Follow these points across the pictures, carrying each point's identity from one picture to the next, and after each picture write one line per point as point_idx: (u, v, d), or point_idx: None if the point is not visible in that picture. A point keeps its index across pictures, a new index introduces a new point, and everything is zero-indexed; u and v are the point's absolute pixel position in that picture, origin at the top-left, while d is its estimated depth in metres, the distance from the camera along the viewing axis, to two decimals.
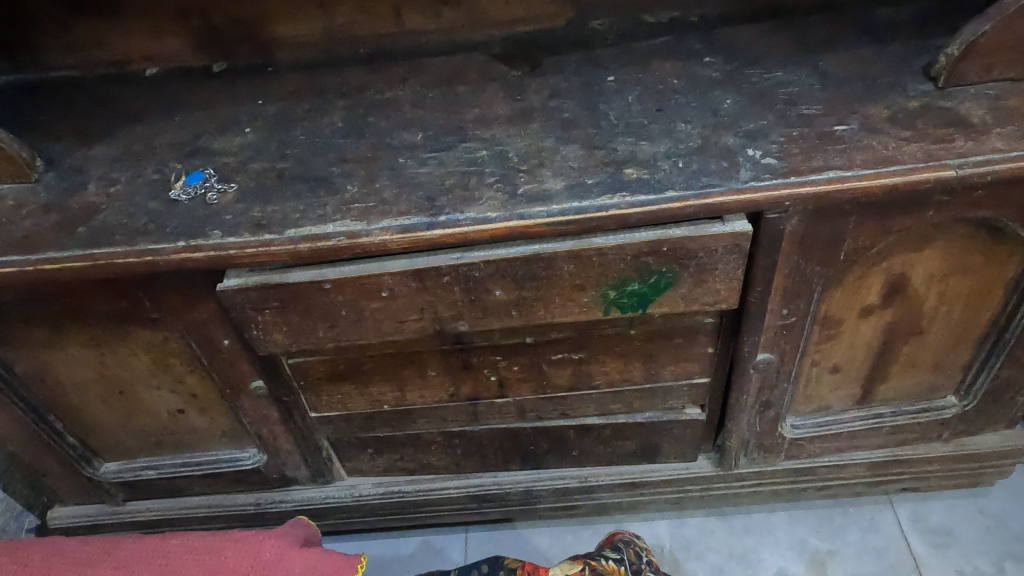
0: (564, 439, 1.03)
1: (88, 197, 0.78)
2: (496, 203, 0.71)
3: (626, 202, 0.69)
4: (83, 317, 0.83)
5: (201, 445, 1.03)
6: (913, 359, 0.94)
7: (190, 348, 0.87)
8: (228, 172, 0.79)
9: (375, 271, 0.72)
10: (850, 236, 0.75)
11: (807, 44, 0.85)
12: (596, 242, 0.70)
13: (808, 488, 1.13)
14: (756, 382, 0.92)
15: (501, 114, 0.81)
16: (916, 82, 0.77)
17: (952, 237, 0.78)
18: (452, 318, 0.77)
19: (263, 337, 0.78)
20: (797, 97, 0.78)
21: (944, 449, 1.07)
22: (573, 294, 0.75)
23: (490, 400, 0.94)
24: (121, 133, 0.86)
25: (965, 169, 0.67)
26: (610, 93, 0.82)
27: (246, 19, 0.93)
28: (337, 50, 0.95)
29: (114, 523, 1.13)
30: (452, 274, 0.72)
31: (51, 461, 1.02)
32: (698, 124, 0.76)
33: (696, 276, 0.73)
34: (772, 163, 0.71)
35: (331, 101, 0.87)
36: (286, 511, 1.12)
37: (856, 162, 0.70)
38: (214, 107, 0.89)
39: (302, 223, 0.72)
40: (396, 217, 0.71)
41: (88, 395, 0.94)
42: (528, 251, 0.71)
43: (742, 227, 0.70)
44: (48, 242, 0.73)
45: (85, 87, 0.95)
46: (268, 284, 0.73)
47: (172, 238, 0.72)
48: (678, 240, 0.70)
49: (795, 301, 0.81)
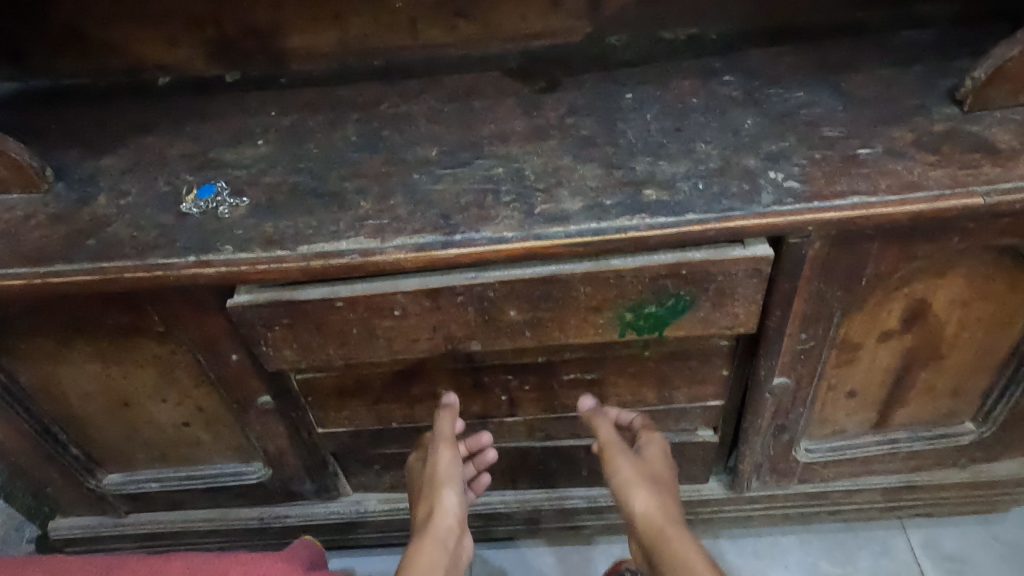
0: (574, 458, 1.01)
1: (98, 209, 0.77)
2: (512, 222, 0.70)
3: (645, 224, 0.68)
4: (90, 329, 0.82)
5: (205, 458, 1.01)
6: (931, 384, 0.92)
7: (197, 361, 0.85)
8: (239, 185, 0.78)
9: (388, 290, 0.70)
10: (873, 262, 0.73)
11: (828, 64, 0.83)
12: (614, 264, 0.69)
13: (820, 512, 1.11)
14: (771, 407, 0.90)
15: (517, 130, 0.80)
16: (941, 105, 0.76)
17: (975, 264, 0.76)
18: (465, 338, 0.76)
19: (272, 354, 0.77)
20: (819, 119, 0.76)
21: (960, 476, 1.05)
22: (588, 315, 0.73)
23: (500, 418, 0.93)
24: (132, 143, 0.85)
25: (993, 196, 0.66)
26: (628, 110, 0.81)
27: (261, 30, 0.92)
28: (352, 62, 0.94)
29: (116, 535, 1.12)
30: (466, 294, 0.71)
31: (53, 472, 1.01)
32: (719, 145, 0.75)
33: (715, 299, 0.72)
34: (795, 187, 0.69)
35: (345, 114, 0.86)
36: (289, 527, 1.11)
37: (880, 187, 0.68)
38: (227, 118, 0.88)
39: (314, 239, 0.71)
40: (410, 235, 0.70)
41: (94, 407, 0.93)
42: (544, 272, 0.69)
43: (763, 252, 0.68)
44: (56, 255, 0.72)
45: (96, 95, 0.94)
46: (278, 301, 0.71)
47: (183, 253, 0.71)
48: (699, 263, 0.68)
49: (814, 325, 0.79)
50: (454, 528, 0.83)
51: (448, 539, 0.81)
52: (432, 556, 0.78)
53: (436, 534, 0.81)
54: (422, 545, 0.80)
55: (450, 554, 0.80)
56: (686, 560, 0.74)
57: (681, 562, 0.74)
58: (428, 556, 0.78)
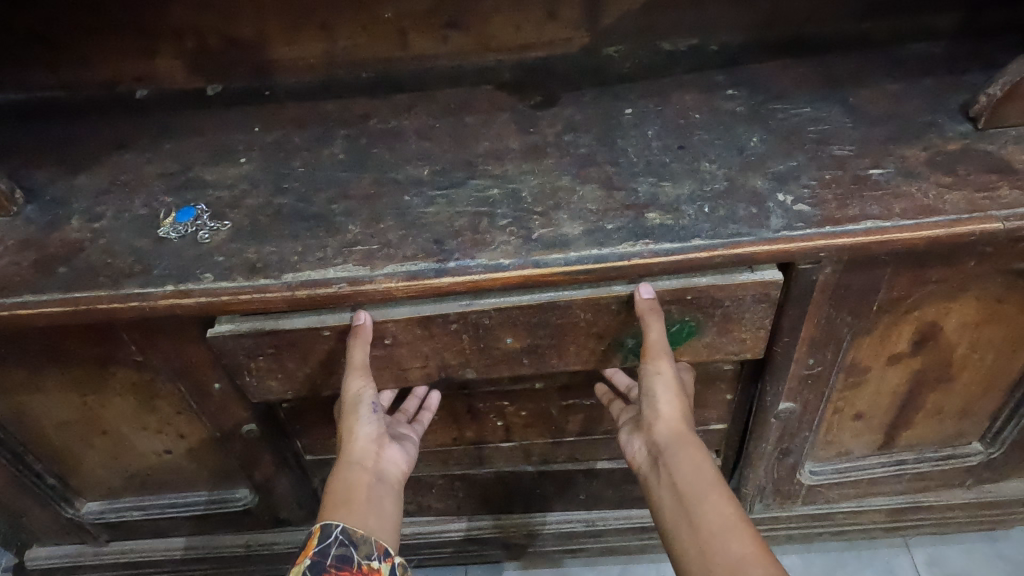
0: (572, 482, 0.98)
1: (70, 233, 0.73)
2: (509, 248, 0.66)
3: (649, 251, 0.64)
4: (63, 357, 0.77)
5: (188, 485, 0.97)
6: (940, 406, 0.89)
7: (178, 389, 0.81)
8: (221, 208, 0.74)
9: (378, 318, 0.67)
10: (884, 286, 0.70)
11: (835, 77, 0.81)
12: (616, 290, 0.66)
13: (823, 533, 1.08)
14: (776, 431, 0.87)
15: (512, 148, 0.77)
16: (954, 122, 0.73)
17: (989, 287, 0.74)
18: (458, 366, 0.72)
19: (257, 385, 0.73)
20: (828, 136, 0.73)
21: (966, 496, 1.02)
22: (589, 342, 0.70)
23: (495, 443, 0.90)
24: (108, 161, 0.81)
25: (1012, 221, 0.63)
26: (628, 127, 0.78)
27: (244, 41, 0.88)
28: (339, 74, 0.91)
29: (95, 565, 1.07)
30: (460, 322, 0.67)
31: (28, 502, 0.96)
32: (724, 164, 0.72)
33: (721, 325, 0.69)
34: (805, 211, 0.66)
35: (332, 130, 0.83)
36: (278, 554, 1.07)
37: (894, 211, 0.65)
38: (208, 134, 0.84)
39: (300, 267, 0.67)
40: (401, 262, 0.66)
41: (70, 436, 0.89)
42: (543, 299, 0.66)
43: (772, 277, 0.65)
44: (24, 284, 0.68)
45: (70, 109, 0.89)
46: (262, 332, 0.67)
47: (160, 282, 0.67)
48: (704, 289, 0.65)
49: (822, 351, 0.76)
50: (372, 446, 0.69)
51: (366, 459, 0.69)
52: (350, 483, 0.66)
53: (348, 457, 0.68)
54: (339, 471, 0.67)
55: (373, 474, 0.68)
56: (701, 470, 0.63)
57: (695, 470, 0.63)
58: (345, 484, 0.66)
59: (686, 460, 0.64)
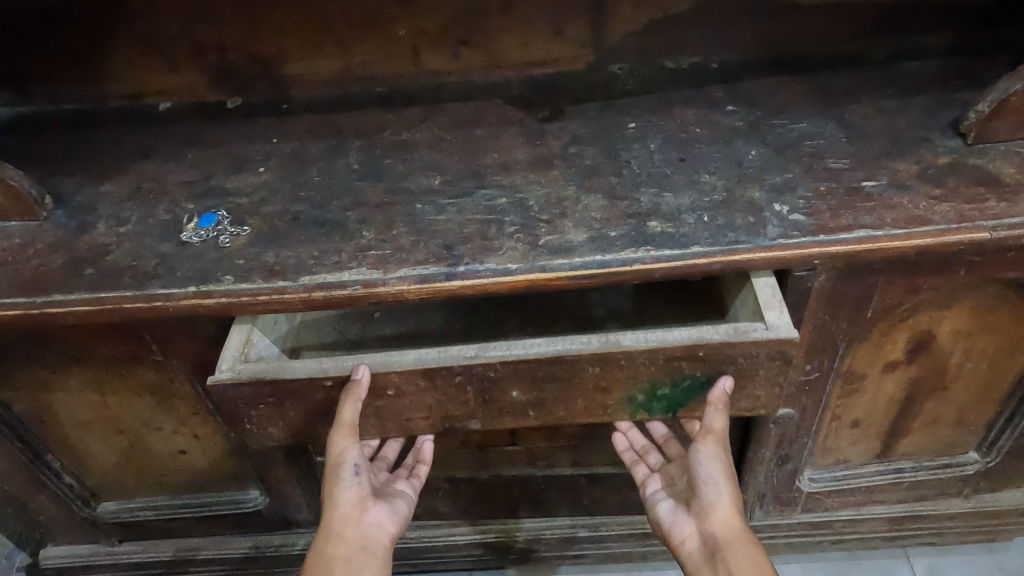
0: (576, 487, 1.00)
1: (97, 237, 0.76)
2: (516, 254, 0.69)
3: (650, 257, 0.67)
4: (87, 357, 0.80)
5: (202, 487, 1.00)
6: (936, 415, 0.91)
7: (196, 390, 0.84)
8: (240, 215, 0.77)
9: (383, 368, 0.69)
10: (878, 294, 0.73)
11: (831, 95, 0.84)
12: (624, 344, 0.67)
13: (823, 542, 1.10)
14: (775, 437, 0.90)
15: (520, 159, 0.80)
16: (945, 137, 0.76)
17: (979, 297, 0.76)
18: (463, 417, 0.73)
19: (257, 432, 0.74)
20: (823, 150, 0.76)
21: (964, 505, 1.04)
22: (596, 395, 0.71)
23: (501, 446, 0.93)
24: (132, 169, 0.85)
25: (999, 231, 0.65)
26: (632, 140, 0.81)
27: (264, 56, 0.92)
28: (355, 88, 0.94)
29: (108, 564, 1.09)
30: (464, 374, 0.69)
31: (46, 501, 0.99)
32: (723, 176, 0.75)
33: (734, 382, 0.70)
34: (800, 220, 0.69)
35: (347, 141, 0.86)
36: (287, 556, 1.09)
37: (886, 221, 0.68)
38: (228, 145, 0.87)
39: (316, 270, 0.70)
40: (413, 266, 0.69)
41: (89, 435, 0.91)
42: (549, 354, 0.68)
43: (787, 333, 0.66)
44: (54, 284, 0.71)
45: (97, 119, 0.93)
46: (262, 379, 0.69)
47: (183, 283, 0.70)
48: (717, 345, 0.66)
49: (818, 357, 0.79)
50: (353, 511, 0.72)
51: (344, 528, 0.71)
52: (328, 554, 0.69)
53: (328, 526, 0.71)
54: (319, 541, 0.70)
55: (353, 542, 0.71)
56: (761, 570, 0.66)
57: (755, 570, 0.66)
58: (323, 554, 0.69)
59: (746, 558, 0.67)
